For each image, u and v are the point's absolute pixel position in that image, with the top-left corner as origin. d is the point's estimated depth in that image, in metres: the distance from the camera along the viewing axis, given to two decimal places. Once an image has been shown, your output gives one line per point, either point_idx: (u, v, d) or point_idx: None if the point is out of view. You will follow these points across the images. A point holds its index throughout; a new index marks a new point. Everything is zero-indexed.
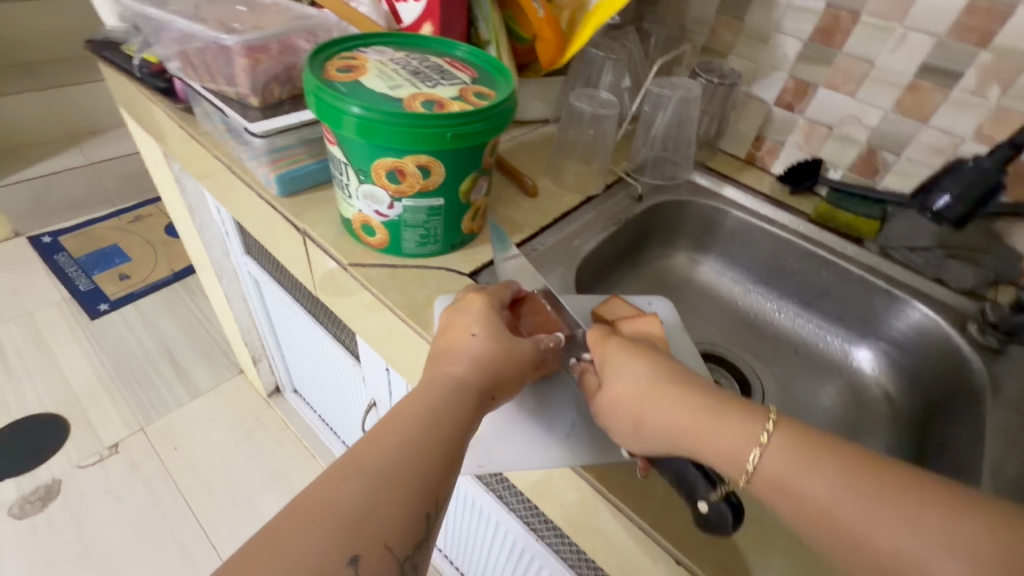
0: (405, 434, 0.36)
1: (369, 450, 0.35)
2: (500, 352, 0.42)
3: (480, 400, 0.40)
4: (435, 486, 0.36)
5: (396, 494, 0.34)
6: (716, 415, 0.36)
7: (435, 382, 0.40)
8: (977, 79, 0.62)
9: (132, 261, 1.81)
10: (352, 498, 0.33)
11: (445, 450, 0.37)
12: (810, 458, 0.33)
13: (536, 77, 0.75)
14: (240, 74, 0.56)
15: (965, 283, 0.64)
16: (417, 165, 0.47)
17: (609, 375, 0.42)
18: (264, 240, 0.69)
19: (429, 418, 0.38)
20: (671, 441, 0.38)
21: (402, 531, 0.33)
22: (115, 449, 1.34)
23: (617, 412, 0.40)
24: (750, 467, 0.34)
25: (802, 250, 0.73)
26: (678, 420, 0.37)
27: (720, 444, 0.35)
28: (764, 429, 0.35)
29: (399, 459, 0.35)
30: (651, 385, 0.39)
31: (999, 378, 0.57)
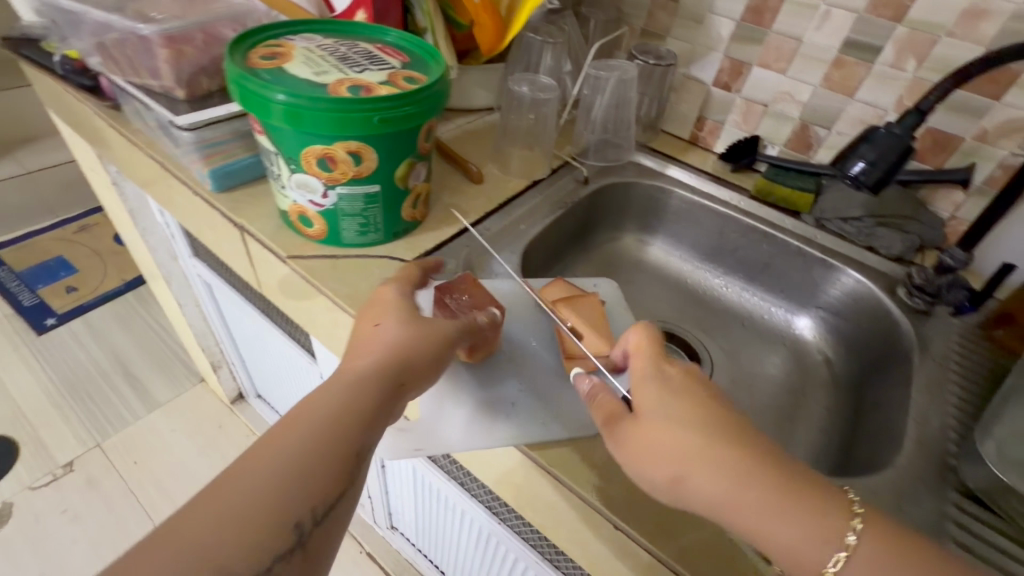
0: (299, 435, 0.37)
1: (256, 453, 0.36)
2: (412, 339, 0.42)
3: (385, 391, 0.40)
4: (316, 487, 0.36)
5: (294, 480, 0.36)
6: (788, 504, 0.34)
7: (341, 376, 0.40)
8: (895, 53, 0.65)
9: (79, 273, 1.73)
10: (230, 501, 0.34)
11: (335, 450, 0.37)
12: (896, 572, 0.32)
13: (478, 64, 0.75)
14: (162, 65, 0.54)
15: (894, 250, 0.67)
16: (348, 152, 0.47)
17: (652, 421, 0.38)
18: (204, 239, 0.67)
19: (326, 416, 0.38)
20: (715, 508, 0.35)
21: (269, 532, 0.34)
22: (70, 468, 1.29)
23: (654, 465, 0.36)
24: (829, 571, 0.32)
25: (743, 225, 0.75)
26: (740, 493, 0.34)
27: (788, 535, 0.33)
28: (852, 529, 0.33)
29: (283, 462, 0.36)
30: (712, 446, 0.35)
31: (926, 336, 0.60)
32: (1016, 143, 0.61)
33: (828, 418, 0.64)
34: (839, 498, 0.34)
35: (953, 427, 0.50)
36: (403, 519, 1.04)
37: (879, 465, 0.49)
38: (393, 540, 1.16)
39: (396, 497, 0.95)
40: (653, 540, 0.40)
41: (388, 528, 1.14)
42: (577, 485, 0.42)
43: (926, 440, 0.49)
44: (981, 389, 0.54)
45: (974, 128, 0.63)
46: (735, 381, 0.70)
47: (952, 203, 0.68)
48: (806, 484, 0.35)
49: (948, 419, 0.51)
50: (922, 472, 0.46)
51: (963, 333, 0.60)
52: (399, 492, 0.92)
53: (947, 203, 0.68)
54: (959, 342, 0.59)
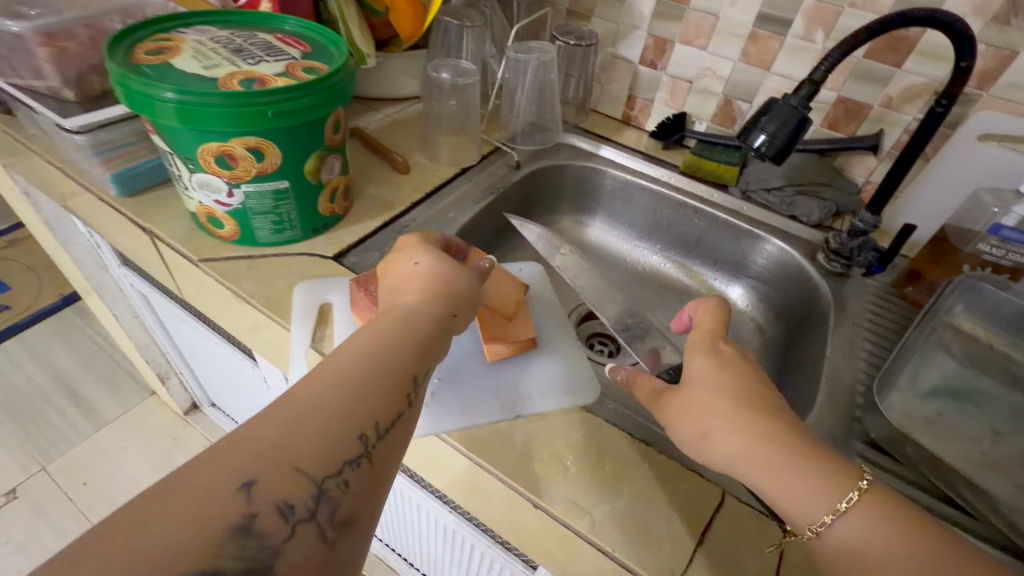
0: (346, 359, 0.34)
1: (300, 380, 0.32)
2: (451, 273, 0.42)
3: (436, 317, 0.39)
4: (376, 408, 0.33)
5: (324, 415, 0.31)
6: (805, 465, 0.32)
7: (399, 309, 0.38)
8: (804, 25, 0.66)
9: (10, 291, 1.64)
10: (266, 430, 0.29)
11: (393, 373, 0.35)
12: (894, 536, 0.30)
13: (399, 51, 0.73)
14: (45, 66, 0.50)
15: (813, 217, 0.70)
16: (247, 148, 0.45)
17: (690, 382, 0.38)
18: (118, 247, 0.64)
19: (377, 344, 0.35)
20: (735, 465, 0.34)
21: (319, 456, 0.30)
22: (13, 495, 1.23)
23: (686, 420, 0.37)
24: (824, 526, 0.31)
25: (673, 201, 0.76)
26: (759, 449, 0.33)
27: (799, 491, 0.32)
28: (858, 488, 0.31)
29: (333, 384, 0.32)
30: (741, 406, 0.35)
31: (842, 298, 0.62)
32: (917, 108, 0.64)
33: None
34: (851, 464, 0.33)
35: (861, 383, 0.53)
36: None
37: (796, 423, 0.52)
38: None
39: None
40: (568, 514, 0.40)
41: None
42: (497, 468, 0.42)
43: (837, 395, 0.52)
44: (889, 345, 0.57)
45: (880, 95, 0.66)
46: None
47: (865, 168, 0.71)
48: (820, 451, 0.33)
49: (857, 376, 0.53)
50: (831, 427, 0.49)
51: (876, 292, 0.63)
52: None
53: (862, 168, 0.71)
54: (872, 301, 0.62)
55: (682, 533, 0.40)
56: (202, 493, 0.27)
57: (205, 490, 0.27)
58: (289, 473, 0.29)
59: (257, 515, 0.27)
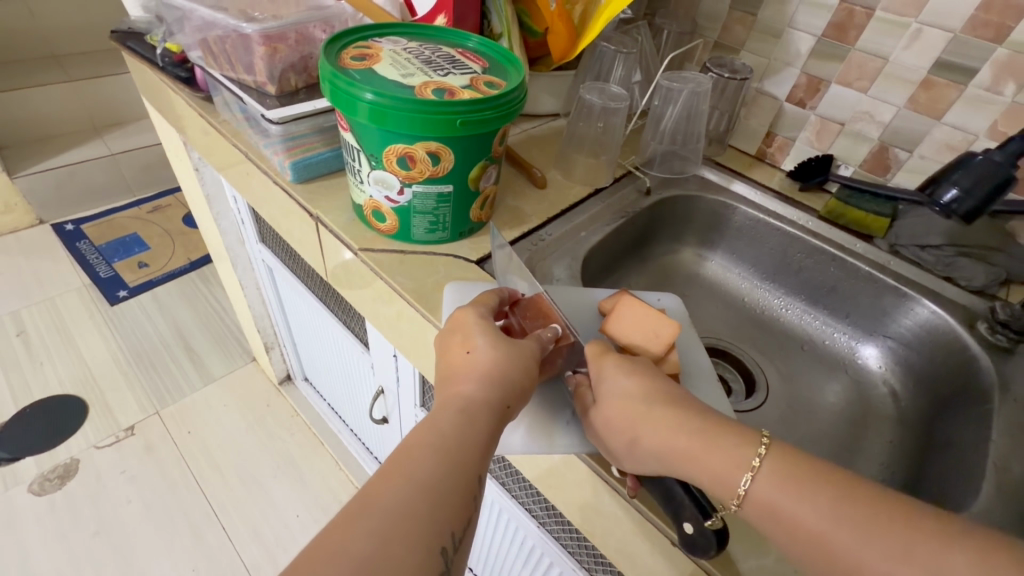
0: (416, 465, 0.36)
1: (371, 493, 0.34)
2: (511, 360, 0.42)
3: (492, 416, 0.39)
4: (447, 520, 0.35)
5: (399, 536, 0.33)
6: (712, 442, 0.37)
7: (455, 407, 0.39)
8: (992, 76, 0.61)
9: (150, 251, 1.85)
10: (354, 548, 0.31)
11: (459, 479, 0.36)
12: (804, 488, 0.34)
13: (548, 70, 0.76)
14: (258, 62, 0.57)
15: (976, 283, 0.64)
16: (427, 152, 0.48)
17: (606, 395, 0.42)
18: (278, 226, 0.71)
19: (442, 444, 0.37)
20: (665, 463, 0.38)
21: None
22: (131, 431, 1.38)
23: (612, 433, 0.41)
24: (743, 491, 0.35)
25: (809, 245, 0.73)
26: (676, 448, 0.38)
27: (714, 469, 0.36)
28: (756, 454, 0.36)
29: (408, 496, 0.34)
30: (651, 409, 0.39)
31: (1009, 376, 0.56)
32: None
33: (892, 452, 0.62)
34: (750, 432, 0.37)
35: None
36: None
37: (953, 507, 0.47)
38: None
39: None
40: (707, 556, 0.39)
41: None
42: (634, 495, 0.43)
43: (1007, 486, 0.46)
44: None
45: None
46: (792, 406, 0.67)
47: None
48: (720, 426, 0.38)
49: None
50: (1003, 521, 0.44)
51: None
52: None
53: None
54: None
55: None
56: None
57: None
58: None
59: None
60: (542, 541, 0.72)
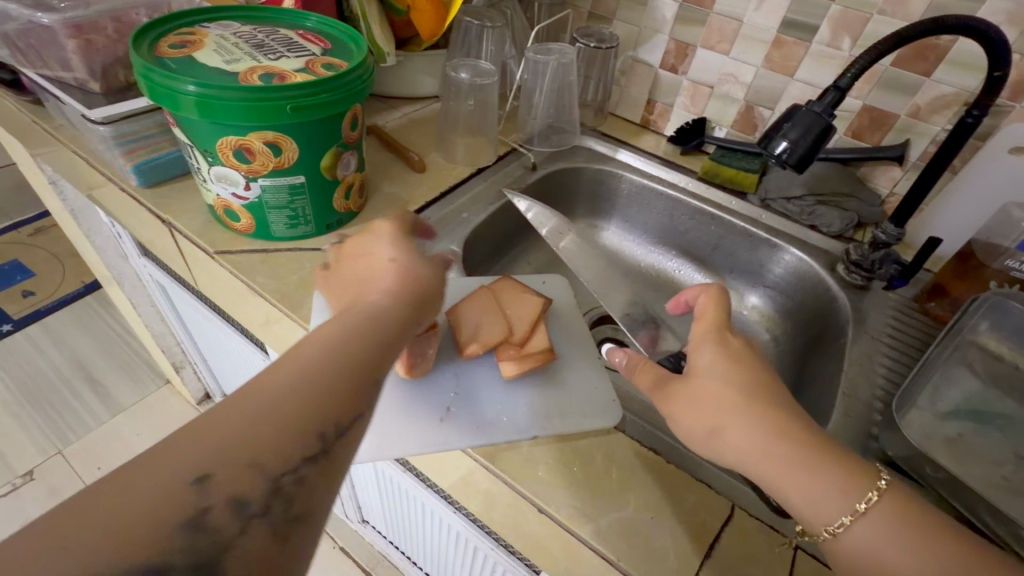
0: (297, 356, 0.32)
1: (240, 386, 0.30)
2: (416, 271, 0.41)
3: (394, 319, 0.37)
4: (322, 412, 0.31)
5: (275, 415, 0.29)
6: (819, 467, 0.33)
7: (362, 310, 0.37)
8: (830, 32, 0.65)
9: (37, 277, 1.68)
10: (220, 423, 0.28)
11: (352, 365, 0.33)
12: (914, 542, 0.31)
13: (419, 50, 0.73)
14: (73, 57, 0.52)
15: (834, 228, 0.69)
16: (265, 142, 0.45)
17: (699, 375, 0.38)
18: (138, 236, 0.65)
19: (335, 343, 0.33)
20: (748, 463, 0.35)
21: (277, 453, 0.29)
22: (30, 476, 1.26)
23: (691, 418, 0.37)
24: (839, 528, 0.32)
25: (690, 207, 0.75)
26: (768, 453, 0.34)
27: (812, 498, 0.33)
28: (874, 489, 0.32)
29: (283, 386, 0.30)
30: (752, 404, 0.36)
31: (862, 312, 0.61)
32: (946, 118, 0.62)
33: None
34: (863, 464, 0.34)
35: (880, 399, 0.51)
36: (371, 513, 1.01)
37: None
38: (364, 534, 1.13)
39: (361, 492, 0.94)
40: (571, 521, 0.40)
41: (357, 522, 1.10)
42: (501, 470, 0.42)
43: (854, 410, 0.50)
44: (910, 362, 0.55)
45: (908, 105, 0.64)
46: None
47: (890, 179, 0.69)
48: (830, 450, 0.34)
49: (876, 392, 0.52)
50: (847, 443, 0.48)
51: (897, 307, 0.61)
52: (364, 487, 0.90)
53: (886, 179, 0.69)
54: (893, 316, 0.60)
55: (687, 546, 0.39)
56: (147, 491, 0.25)
57: (146, 496, 0.25)
58: (194, 486, 0.26)
59: (213, 512, 0.26)
60: (463, 527, 0.72)
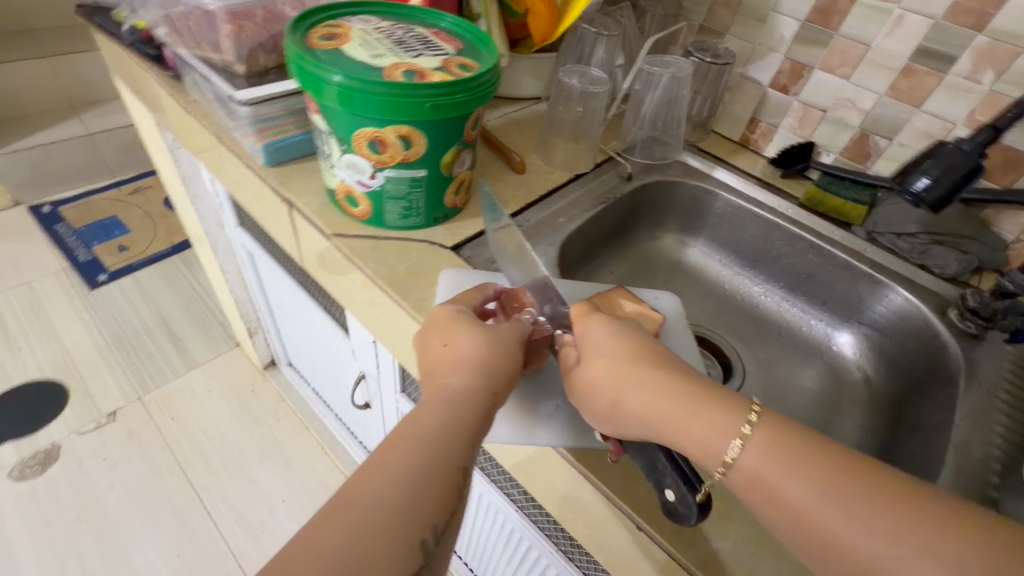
0: (417, 435, 0.36)
1: (347, 493, 0.33)
2: (495, 351, 0.41)
3: (483, 401, 0.38)
4: (424, 516, 0.33)
5: (409, 497, 0.33)
6: (702, 407, 0.35)
7: (438, 397, 0.38)
8: (971, 63, 0.61)
9: (131, 234, 1.82)
10: (369, 508, 0.32)
11: (460, 441, 0.37)
12: (795, 458, 0.32)
13: (529, 52, 0.75)
14: (225, 40, 0.56)
15: (949, 270, 0.65)
16: (398, 136, 0.47)
17: (586, 351, 0.41)
18: (253, 210, 0.69)
19: (427, 441, 0.36)
20: (647, 428, 0.37)
21: (421, 525, 0.33)
22: (113, 417, 1.37)
23: (594, 396, 0.39)
24: (729, 457, 0.34)
25: (788, 232, 0.73)
26: (663, 407, 0.36)
27: (700, 439, 0.35)
28: (747, 421, 0.34)
29: (387, 493, 0.33)
30: (632, 366, 0.38)
31: (975, 363, 0.57)
32: None
33: (863, 438, 0.63)
34: (741, 399, 0.36)
35: (995, 459, 0.48)
36: None
37: None
38: None
39: None
40: (675, 545, 0.40)
41: None
42: (602, 482, 0.43)
43: (967, 469, 0.47)
44: None
45: None
46: (767, 391, 0.68)
47: (1017, 226, 0.65)
48: (708, 389, 0.36)
49: (991, 451, 0.49)
50: None
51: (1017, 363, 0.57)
52: None
53: (1014, 225, 0.65)
54: (1011, 371, 0.56)
55: None
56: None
57: None
58: None
59: None
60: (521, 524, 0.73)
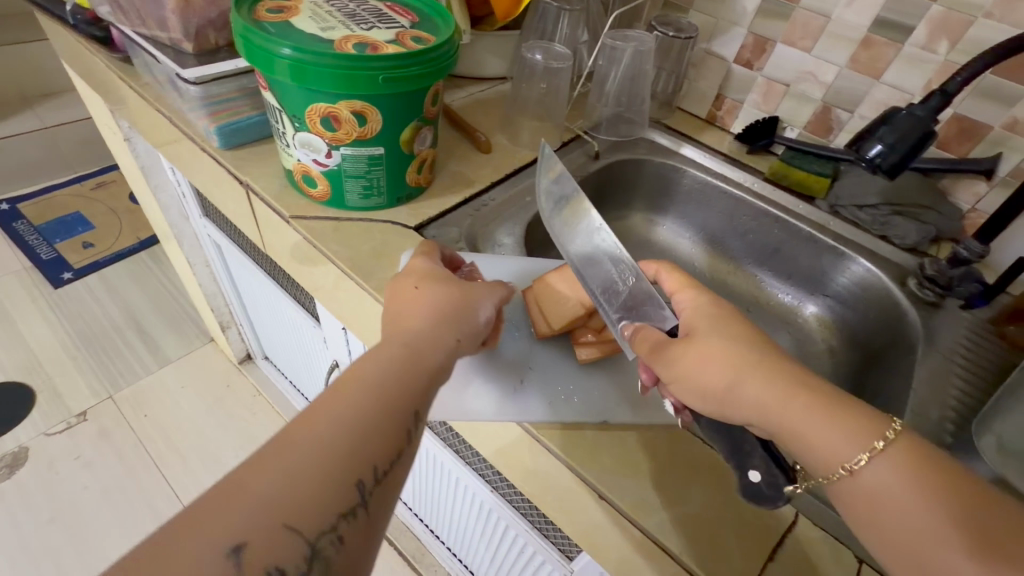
0: (370, 374, 0.36)
1: (294, 427, 0.32)
2: (461, 298, 0.42)
3: (442, 345, 0.39)
4: (372, 452, 0.33)
5: (357, 432, 0.33)
6: (835, 414, 0.33)
7: (399, 338, 0.39)
8: (927, 34, 0.62)
9: (95, 230, 1.76)
10: (315, 441, 0.32)
11: (415, 381, 0.37)
12: (921, 481, 0.29)
13: (491, 30, 0.73)
14: (171, 17, 0.54)
15: (908, 240, 0.66)
16: (353, 111, 0.46)
17: (699, 333, 0.38)
18: (212, 196, 0.67)
19: (386, 381, 0.36)
20: (761, 415, 0.34)
21: (369, 460, 0.33)
22: (84, 417, 1.33)
23: (697, 377, 0.36)
24: (852, 467, 0.31)
25: (754, 208, 0.73)
26: (783, 404, 0.33)
27: (826, 442, 0.32)
28: (884, 434, 0.31)
29: (337, 429, 0.32)
30: (756, 356, 0.36)
31: (933, 330, 0.58)
32: None
33: None
34: (881, 414, 0.32)
35: (950, 421, 0.49)
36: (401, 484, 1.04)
37: None
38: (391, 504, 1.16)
39: None
40: (632, 509, 0.41)
41: None
42: (564, 451, 0.44)
43: (923, 429, 0.49)
44: (984, 385, 0.53)
45: (1003, 116, 0.61)
46: None
47: (973, 194, 0.66)
48: (842, 398, 0.33)
49: (946, 413, 0.50)
50: None
51: (972, 327, 0.59)
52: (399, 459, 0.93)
53: (969, 194, 0.66)
54: (967, 336, 0.58)
55: (751, 550, 0.39)
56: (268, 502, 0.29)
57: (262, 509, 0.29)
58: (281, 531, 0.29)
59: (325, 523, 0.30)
60: (497, 505, 0.73)
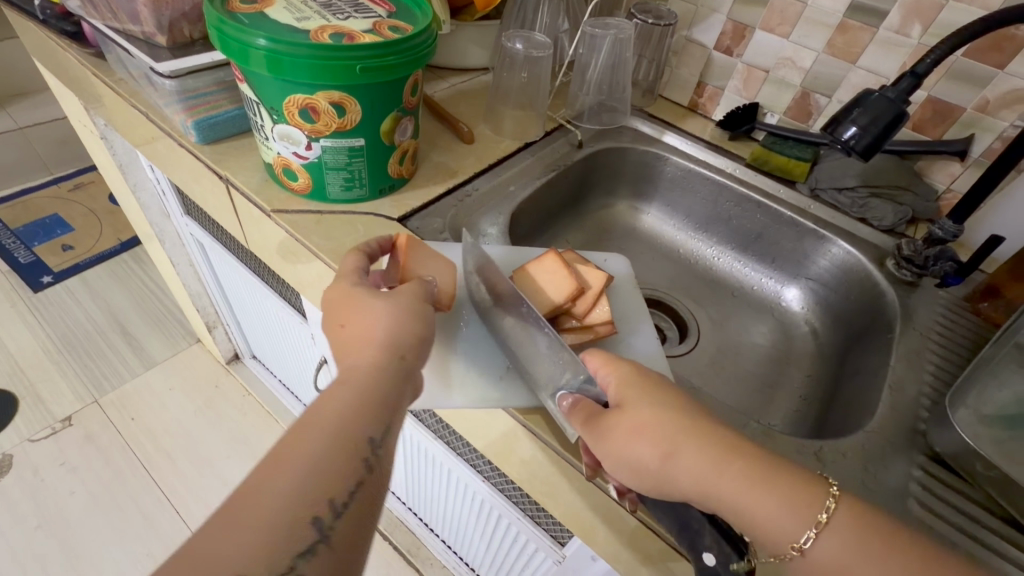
0: (325, 417, 0.36)
1: (253, 479, 0.33)
2: (399, 317, 0.41)
3: (390, 369, 0.38)
4: (328, 490, 0.34)
5: (312, 477, 0.33)
6: (771, 479, 0.33)
7: (343, 377, 0.38)
8: (900, 18, 0.62)
9: (75, 232, 1.73)
10: (274, 491, 0.32)
11: (368, 413, 0.37)
12: (876, 549, 0.30)
13: (472, 20, 0.73)
14: (143, 11, 0.53)
15: (886, 222, 0.67)
16: (330, 102, 0.46)
17: (631, 398, 0.38)
18: (191, 193, 0.66)
19: (336, 423, 0.36)
20: (702, 494, 0.34)
21: (327, 501, 0.33)
22: (69, 422, 1.32)
23: (635, 452, 0.36)
24: (802, 545, 0.31)
25: (736, 194, 0.74)
26: (717, 479, 0.33)
27: (767, 518, 0.32)
28: (826, 506, 0.32)
29: (293, 479, 0.33)
30: (687, 424, 0.36)
31: (911, 308, 0.60)
32: (1016, 114, 0.60)
33: (810, 386, 0.65)
34: (815, 477, 0.33)
35: (926, 396, 0.51)
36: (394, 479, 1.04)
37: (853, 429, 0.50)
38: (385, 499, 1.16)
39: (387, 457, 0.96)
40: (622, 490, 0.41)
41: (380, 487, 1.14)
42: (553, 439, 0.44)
43: (900, 405, 0.50)
44: (960, 361, 0.54)
45: (976, 97, 0.62)
46: (720, 349, 0.70)
47: (948, 175, 0.67)
48: (774, 464, 0.34)
49: (922, 388, 0.51)
50: (892, 437, 0.47)
51: (948, 305, 0.60)
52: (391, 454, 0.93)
53: (944, 175, 0.67)
54: (943, 314, 0.59)
55: None
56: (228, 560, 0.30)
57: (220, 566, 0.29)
58: None
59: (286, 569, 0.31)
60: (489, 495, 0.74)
